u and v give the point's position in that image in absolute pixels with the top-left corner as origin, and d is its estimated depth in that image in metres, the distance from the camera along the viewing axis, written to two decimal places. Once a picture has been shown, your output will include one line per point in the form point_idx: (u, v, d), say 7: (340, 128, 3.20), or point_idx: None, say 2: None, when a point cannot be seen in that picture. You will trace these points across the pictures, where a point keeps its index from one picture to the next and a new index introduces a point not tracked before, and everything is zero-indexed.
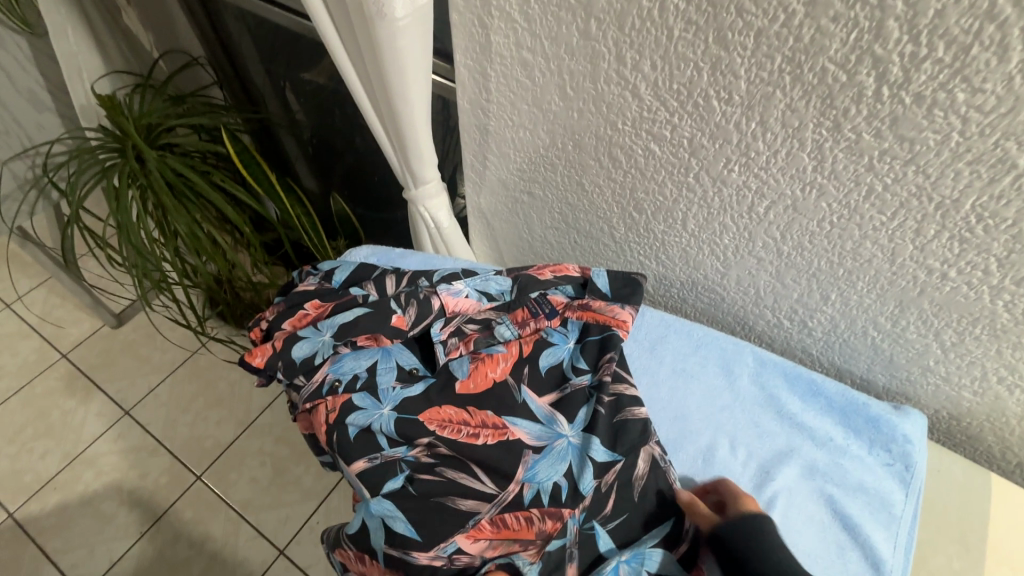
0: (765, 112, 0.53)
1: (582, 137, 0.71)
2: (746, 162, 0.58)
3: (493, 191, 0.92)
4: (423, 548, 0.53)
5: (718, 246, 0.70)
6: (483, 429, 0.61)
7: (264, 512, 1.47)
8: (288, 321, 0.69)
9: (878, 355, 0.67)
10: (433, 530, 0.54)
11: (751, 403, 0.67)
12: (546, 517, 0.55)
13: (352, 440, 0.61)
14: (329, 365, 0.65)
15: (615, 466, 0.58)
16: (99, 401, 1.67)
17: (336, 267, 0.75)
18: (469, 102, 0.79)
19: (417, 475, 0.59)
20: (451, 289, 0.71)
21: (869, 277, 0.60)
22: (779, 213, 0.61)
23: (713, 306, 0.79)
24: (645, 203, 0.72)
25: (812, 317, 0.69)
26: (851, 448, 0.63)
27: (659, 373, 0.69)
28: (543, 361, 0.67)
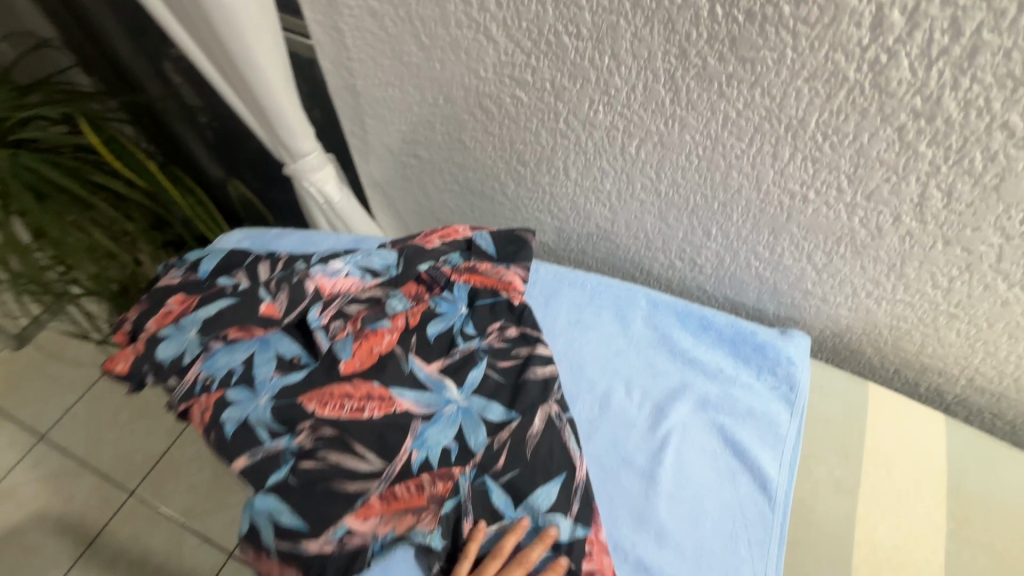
0: (615, 44, 0.51)
1: (451, 90, 0.66)
2: (609, 100, 0.56)
3: (380, 158, 0.87)
4: (312, 538, 0.53)
5: (601, 192, 0.69)
6: (369, 401, 0.59)
7: (207, 519, 1.46)
8: (150, 320, 0.63)
9: (763, 284, 0.69)
10: (322, 517, 0.53)
11: (645, 345, 0.67)
12: (437, 480, 0.56)
13: (230, 438, 0.58)
14: (200, 362, 0.61)
15: (510, 425, 0.59)
16: (9, 429, 1.57)
17: (204, 256, 0.69)
18: (332, 62, 0.73)
19: (299, 463, 0.56)
20: (327, 271, 0.66)
21: (741, 208, 0.60)
22: (649, 151, 0.60)
23: (610, 255, 0.78)
24: (526, 154, 0.69)
25: (699, 254, 0.70)
26: (740, 377, 0.65)
27: (557, 327, 0.68)
28: (432, 328, 0.66)
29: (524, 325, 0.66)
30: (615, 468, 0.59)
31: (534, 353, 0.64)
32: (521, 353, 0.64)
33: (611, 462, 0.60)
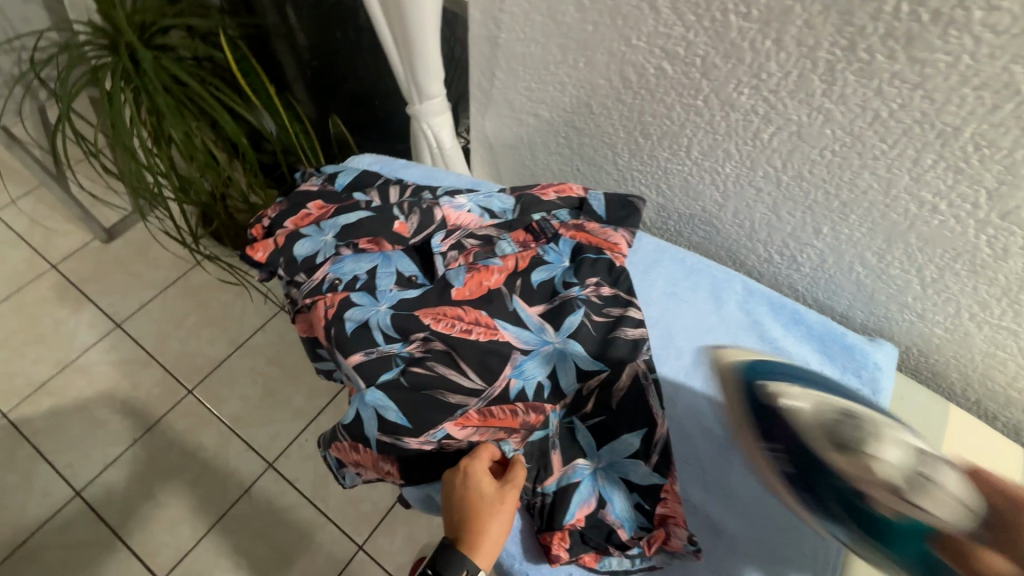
0: (782, 29, 0.53)
1: (594, 54, 0.69)
2: (757, 84, 0.59)
3: (498, 112, 0.91)
4: (414, 435, 0.58)
5: (719, 175, 0.71)
6: (476, 326, 0.64)
7: (254, 428, 1.57)
8: (290, 219, 0.70)
9: (860, 291, 0.70)
10: (424, 418, 0.59)
11: (735, 327, 0.69)
12: (530, 411, 0.61)
13: (349, 335, 0.63)
14: (330, 264, 0.66)
15: (599, 375, 0.63)
16: (90, 312, 1.70)
17: (340, 170, 0.75)
18: (480, 11, 0.77)
19: (409, 367, 0.61)
20: (453, 203, 0.71)
21: (862, 210, 0.62)
22: (782, 141, 0.62)
23: (708, 239, 0.81)
24: (652, 126, 0.72)
25: (802, 251, 0.72)
26: (825, 373, 0.67)
27: (652, 295, 0.72)
28: (536, 275, 0.69)
29: (620, 289, 0.68)
30: (692, 433, 0.65)
31: (626, 314, 0.66)
32: (613, 312, 0.66)
33: (689, 427, 0.65)
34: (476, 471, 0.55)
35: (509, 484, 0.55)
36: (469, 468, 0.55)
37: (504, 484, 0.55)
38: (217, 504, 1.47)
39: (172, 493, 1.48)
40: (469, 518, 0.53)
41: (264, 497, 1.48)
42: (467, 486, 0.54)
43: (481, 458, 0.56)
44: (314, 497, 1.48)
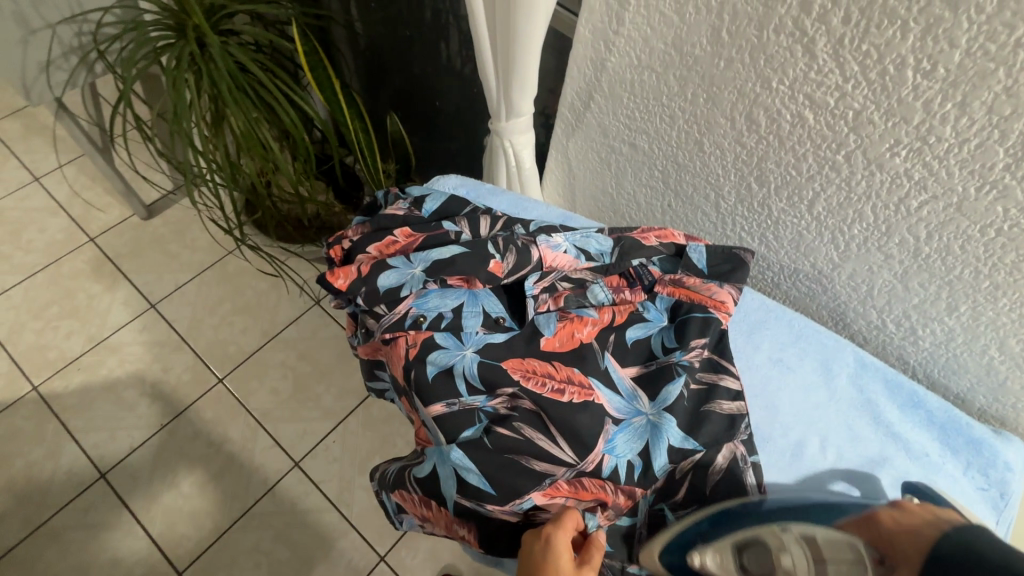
0: (971, 93, 0.46)
1: (721, 91, 0.63)
2: (920, 147, 0.52)
3: (587, 136, 0.85)
4: (497, 502, 0.53)
5: (843, 235, 0.65)
6: (568, 385, 0.58)
7: (282, 424, 1.53)
8: (373, 245, 0.65)
9: (988, 376, 0.64)
10: (508, 486, 0.53)
11: (846, 404, 0.63)
12: (620, 493, 0.56)
13: (430, 380, 0.58)
14: (414, 299, 0.62)
15: (693, 457, 0.57)
16: (125, 290, 1.67)
17: (427, 194, 0.70)
18: (591, 32, 0.71)
19: (493, 427, 0.56)
20: (550, 242, 0.66)
21: (1017, 296, 0.55)
22: (935, 211, 0.55)
23: (809, 296, 0.75)
24: (771, 175, 0.66)
25: (924, 326, 0.65)
26: (946, 466, 0.61)
27: (755, 359, 0.66)
28: (632, 332, 0.63)
29: (722, 357, 0.62)
30: None
31: (719, 384, 0.60)
32: (706, 379, 0.61)
33: None
34: (558, 539, 0.49)
35: (587, 567, 0.49)
36: (550, 537, 0.49)
37: (581, 565, 0.49)
38: (240, 499, 1.43)
39: (195, 484, 1.45)
40: None
41: (288, 497, 1.45)
42: (547, 554, 0.48)
43: (565, 528, 0.50)
44: (339, 501, 1.45)
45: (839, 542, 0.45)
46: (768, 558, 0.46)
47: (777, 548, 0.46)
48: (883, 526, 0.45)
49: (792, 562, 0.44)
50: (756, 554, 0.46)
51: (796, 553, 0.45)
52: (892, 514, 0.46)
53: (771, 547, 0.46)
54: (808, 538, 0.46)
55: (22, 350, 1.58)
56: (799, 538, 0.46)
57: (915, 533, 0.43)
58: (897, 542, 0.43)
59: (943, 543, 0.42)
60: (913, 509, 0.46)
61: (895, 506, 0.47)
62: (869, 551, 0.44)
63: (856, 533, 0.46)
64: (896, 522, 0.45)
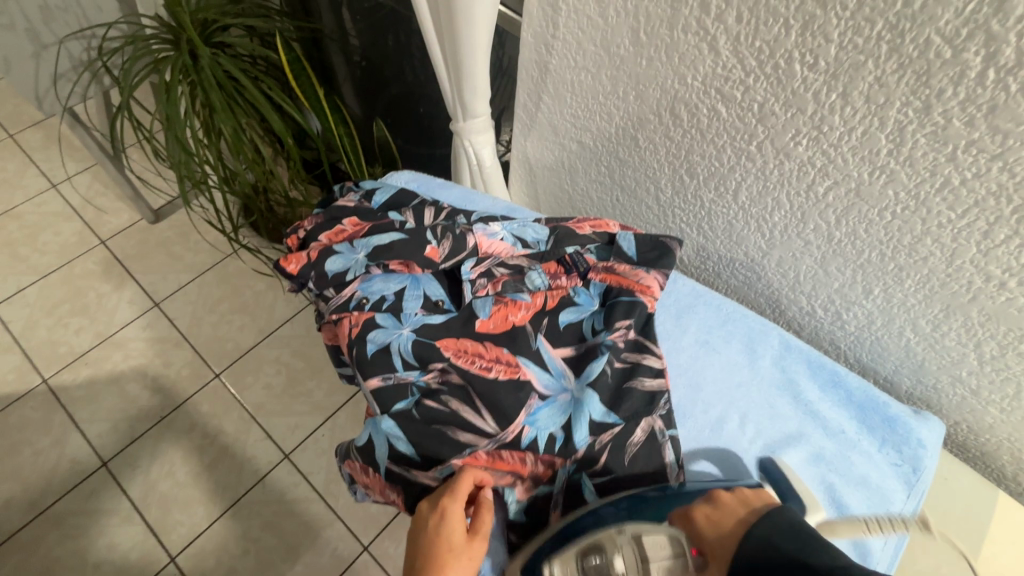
0: (850, 83, 0.50)
1: (646, 88, 0.68)
2: (816, 136, 0.56)
3: (541, 135, 0.89)
4: (422, 468, 0.58)
5: (766, 223, 0.68)
6: (496, 364, 0.62)
7: (274, 418, 1.59)
8: (325, 234, 0.71)
9: (908, 358, 0.66)
10: (431, 453, 0.58)
11: (769, 385, 0.66)
12: (540, 464, 0.60)
13: (369, 357, 0.63)
14: (359, 283, 0.67)
15: (613, 429, 0.60)
16: (131, 289, 1.76)
17: (378, 188, 0.77)
18: (533, 36, 0.76)
19: (422, 400, 0.61)
20: (487, 230, 0.71)
21: (920, 277, 0.58)
22: (839, 196, 0.58)
23: (746, 285, 0.78)
24: (698, 166, 0.70)
25: (848, 310, 0.68)
26: (861, 443, 0.63)
27: (682, 342, 0.69)
28: (563, 316, 0.68)
29: (646, 336, 0.66)
30: None
31: (643, 363, 0.64)
32: (631, 359, 0.65)
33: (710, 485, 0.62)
34: (454, 509, 0.52)
35: (479, 535, 0.52)
36: (446, 510, 0.52)
37: (473, 534, 0.52)
38: (231, 489, 1.49)
39: (190, 474, 1.51)
40: (434, 562, 0.49)
41: (277, 487, 1.50)
42: (442, 525, 0.51)
43: (460, 498, 0.53)
44: (325, 493, 1.50)
45: (662, 541, 0.48)
46: (605, 566, 0.48)
47: (608, 551, 0.48)
48: (700, 527, 0.49)
49: (622, 565, 0.47)
50: (595, 558, 0.48)
51: (626, 554, 0.48)
52: (708, 511, 0.50)
53: (604, 549, 0.49)
54: (637, 538, 0.48)
55: (35, 345, 1.67)
56: (630, 542, 0.48)
57: (727, 529, 0.47)
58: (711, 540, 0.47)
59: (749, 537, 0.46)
60: (727, 502, 0.50)
61: (713, 503, 0.50)
62: (690, 543, 0.48)
63: (680, 529, 0.50)
64: (710, 521, 0.48)
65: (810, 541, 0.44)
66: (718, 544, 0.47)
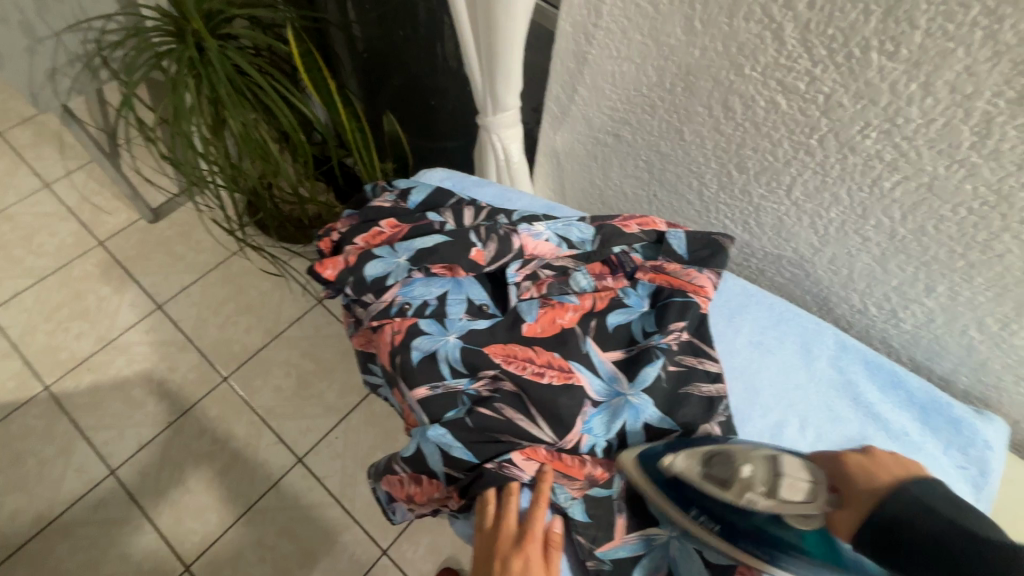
0: (934, 73, 0.47)
1: (698, 79, 0.65)
2: (889, 129, 0.53)
3: (574, 129, 0.86)
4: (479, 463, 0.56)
5: (821, 219, 0.65)
6: (548, 368, 0.59)
7: (285, 421, 1.55)
8: (360, 237, 0.67)
9: (969, 357, 0.64)
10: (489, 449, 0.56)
11: (826, 386, 0.64)
12: (597, 465, 0.58)
13: (415, 365, 0.60)
14: (400, 287, 0.63)
15: (670, 436, 0.59)
16: (133, 291, 1.71)
17: (413, 187, 0.73)
18: (571, 26, 0.73)
19: (475, 407, 0.57)
20: (532, 231, 0.68)
21: (991, 274, 0.56)
22: (907, 192, 0.56)
23: (793, 282, 0.76)
24: (750, 161, 0.67)
25: (905, 308, 0.66)
26: (925, 446, 0.61)
27: (735, 342, 0.67)
28: (613, 317, 0.65)
29: (700, 339, 0.63)
30: None
31: (700, 367, 0.61)
32: (686, 362, 0.62)
33: None
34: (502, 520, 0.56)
35: (530, 540, 0.54)
36: (496, 521, 0.56)
37: (524, 539, 0.54)
38: (245, 495, 1.46)
39: (201, 480, 1.47)
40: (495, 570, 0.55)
41: (291, 492, 1.47)
42: (496, 536, 0.55)
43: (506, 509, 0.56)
44: (341, 496, 1.47)
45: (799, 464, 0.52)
46: (730, 469, 0.52)
47: (741, 459, 0.52)
48: (850, 470, 0.51)
49: (751, 473, 0.51)
50: (721, 466, 0.52)
51: (757, 468, 0.51)
52: (863, 461, 0.52)
53: (736, 458, 0.52)
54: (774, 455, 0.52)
55: (35, 351, 1.62)
56: (765, 457, 0.52)
57: (877, 485, 0.49)
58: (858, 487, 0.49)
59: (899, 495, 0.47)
60: (883, 457, 0.53)
61: (867, 453, 0.53)
62: (829, 482, 0.51)
63: (822, 465, 0.53)
64: (866, 471, 0.51)
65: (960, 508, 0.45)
66: (862, 492, 0.49)
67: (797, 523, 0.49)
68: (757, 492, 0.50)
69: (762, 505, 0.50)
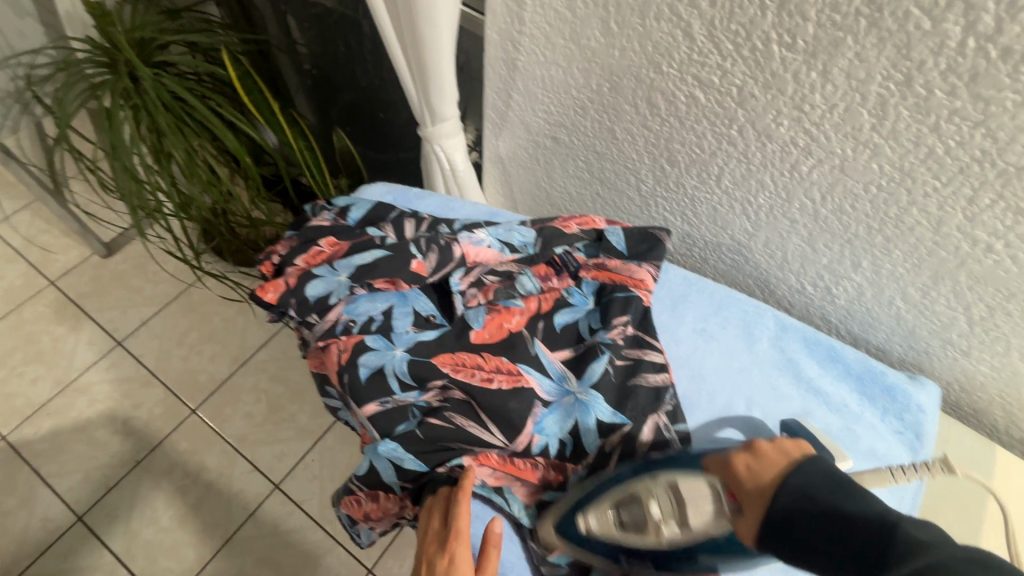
0: (830, 61, 0.50)
1: (621, 78, 0.66)
2: (798, 116, 0.55)
3: (514, 134, 0.87)
4: (431, 473, 0.57)
5: (751, 205, 0.68)
6: (497, 373, 0.60)
7: (258, 448, 1.52)
8: (301, 257, 0.67)
9: (899, 326, 0.67)
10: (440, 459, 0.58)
11: (769, 366, 0.66)
12: (552, 469, 0.60)
13: (363, 383, 0.60)
14: (344, 305, 0.63)
15: (622, 429, 0.59)
16: (89, 329, 1.66)
17: (352, 204, 0.73)
18: (498, 33, 0.74)
19: (425, 419, 0.58)
20: (473, 238, 0.69)
21: (907, 246, 0.58)
22: (823, 173, 0.58)
23: (734, 268, 0.78)
24: (679, 155, 0.69)
25: (838, 284, 0.68)
26: (864, 415, 0.64)
27: (679, 331, 0.69)
28: (558, 318, 0.66)
29: (644, 331, 0.65)
30: None
31: (645, 359, 0.63)
32: (632, 354, 0.63)
33: None
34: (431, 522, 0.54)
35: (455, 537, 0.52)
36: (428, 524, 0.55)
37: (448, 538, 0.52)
38: (222, 527, 1.43)
39: (175, 517, 1.44)
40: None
41: (269, 520, 1.44)
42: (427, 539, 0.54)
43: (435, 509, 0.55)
44: (321, 519, 1.45)
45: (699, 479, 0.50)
46: (640, 509, 0.53)
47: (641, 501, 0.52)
48: (739, 472, 0.47)
49: (659, 512, 0.52)
50: (631, 510, 0.53)
51: (663, 502, 0.52)
52: (746, 457, 0.48)
53: (641, 499, 0.53)
54: (675, 485, 0.52)
55: None
56: (665, 487, 0.52)
57: (764, 483, 0.45)
58: (747, 490, 0.46)
59: (783, 489, 0.43)
60: (766, 451, 0.47)
61: (749, 449, 0.48)
62: (727, 489, 0.48)
63: (716, 473, 0.50)
64: (751, 471, 0.46)
65: (845, 487, 0.41)
66: (753, 491, 0.45)
67: (716, 526, 0.49)
68: (669, 525, 0.51)
69: (679, 535, 0.51)
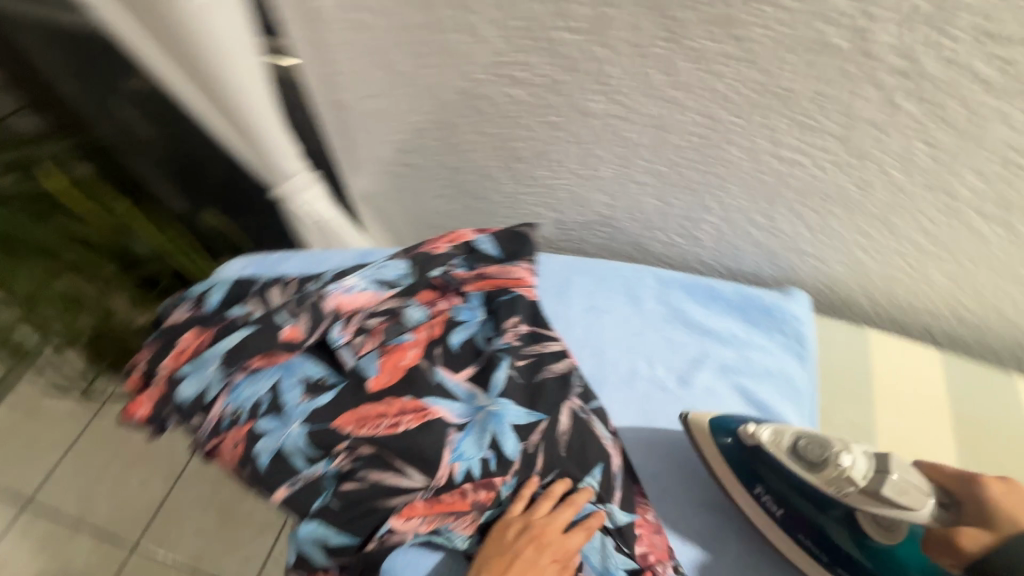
0: (610, 35, 0.53)
1: (444, 95, 0.67)
2: (606, 90, 0.58)
3: (369, 171, 0.86)
4: (360, 544, 0.55)
5: (599, 180, 0.71)
6: (403, 415, 0.58)
7: None
8: (165, 360, 0.63)
9: (761, 251, 0.72)
10: (365, 525, 0.55)
11: (659, 321, 0.70)
12: (479, 488, 0.57)
13: (266, 470, 0.57)
14: (224, 397, 0.60)
15: (540, 426, 0.60)
16: None
17: (209, 288, 0.69)
18: (316, 78, 0.72)
19: (338, 487, 0.56)
20: (342, 287, 0.66)
21: (738, 179, 0.63)
22: (646, 135, 0.62)
23: (610, 240, 0.80)
24: (522, 150, 0.71)
25: (699, 228, 0.72)
26: (753, 339, 0.68)
27: (571, 315, 0.71)
28: (454, 338, 0.65)
29: (537, 324, 0.66)
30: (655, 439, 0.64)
31: (547, 351, 0.65)
32: (532, 350, 0.65)
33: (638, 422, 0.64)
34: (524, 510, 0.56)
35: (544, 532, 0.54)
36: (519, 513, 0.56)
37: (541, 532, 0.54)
38: None
39: None
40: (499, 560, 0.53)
41: None
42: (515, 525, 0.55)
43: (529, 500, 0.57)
44: None
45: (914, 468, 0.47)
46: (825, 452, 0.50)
47: (839, 448, 0.49)
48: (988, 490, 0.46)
49: (850, 463, 0.48)
50: (814, 447, 0.51)
51: (859, 460, 0.48)
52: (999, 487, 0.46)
53: (834, 446, 0.49)
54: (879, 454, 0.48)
55: None
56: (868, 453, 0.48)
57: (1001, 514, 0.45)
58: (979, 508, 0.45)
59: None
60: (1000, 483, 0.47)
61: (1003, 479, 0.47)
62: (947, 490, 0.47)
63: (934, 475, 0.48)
64: (1004, 495, 0.46)
65: None
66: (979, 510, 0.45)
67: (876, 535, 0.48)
68: (852, 487, 0.48)
69: (854, 497, 0.47)
